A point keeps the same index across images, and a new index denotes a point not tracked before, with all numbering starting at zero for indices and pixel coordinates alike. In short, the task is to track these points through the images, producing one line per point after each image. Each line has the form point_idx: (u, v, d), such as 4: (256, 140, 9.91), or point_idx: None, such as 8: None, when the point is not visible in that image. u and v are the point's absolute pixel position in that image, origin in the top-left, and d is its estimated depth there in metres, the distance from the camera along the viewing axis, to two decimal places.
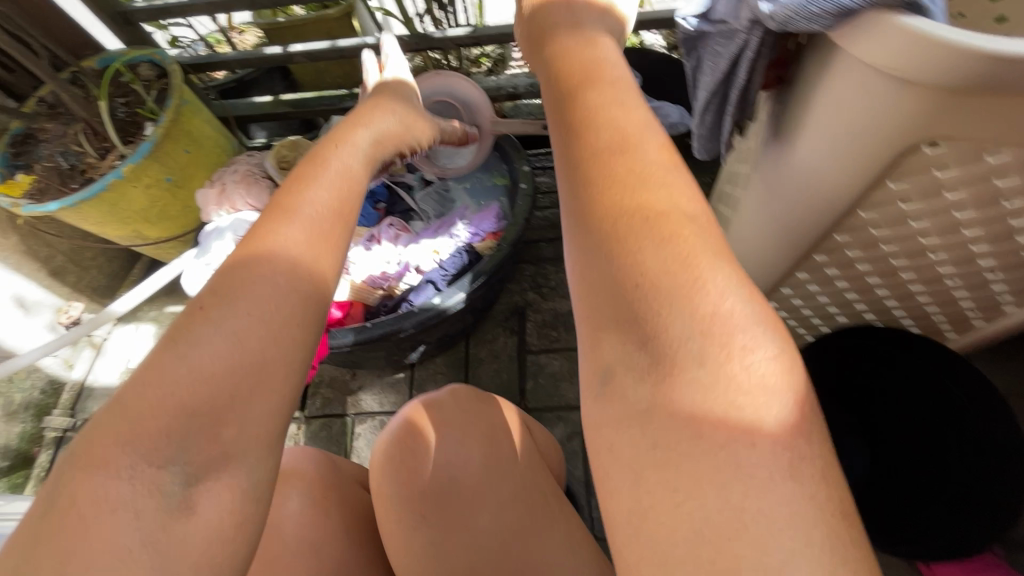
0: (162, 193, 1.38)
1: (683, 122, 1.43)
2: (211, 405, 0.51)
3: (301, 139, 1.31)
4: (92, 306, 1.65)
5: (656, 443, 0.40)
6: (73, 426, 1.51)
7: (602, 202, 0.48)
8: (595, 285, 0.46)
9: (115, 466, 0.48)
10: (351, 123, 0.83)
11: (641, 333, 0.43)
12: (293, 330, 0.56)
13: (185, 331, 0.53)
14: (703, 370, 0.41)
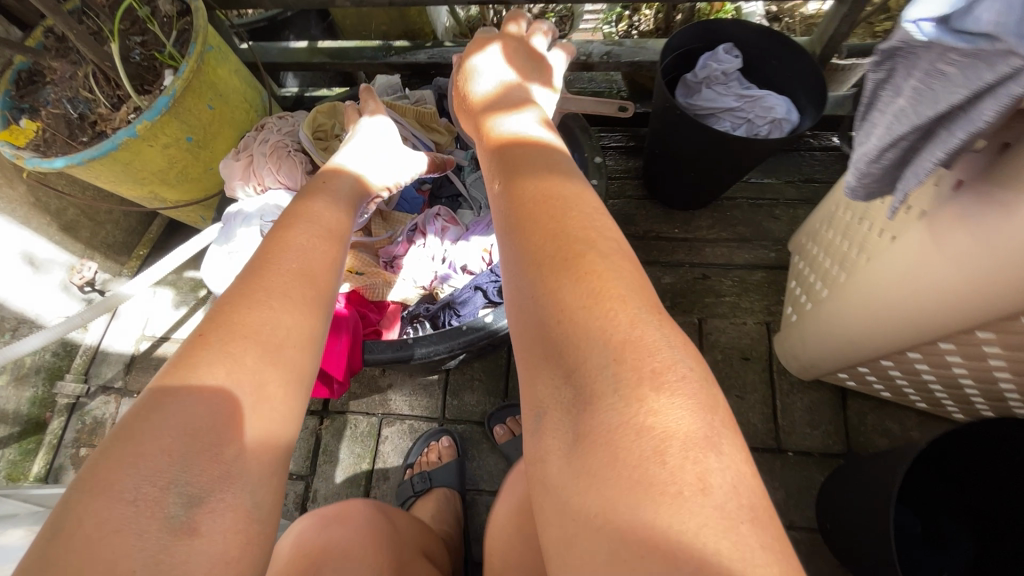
0: (182, 153, 1.21)
1: (787, 119, 1.21)
2: (217, 424, 0.46)
3: (341, 105, 1.16)
4: (107, 265, 1.54)
5: (585, 469, 0.42)
6: (86, 393, 1.44)
7: (534, 248, 0.53)
8: (529, 326, 0.51)
9: (128, 474, 0.42)
10: (320, 184, 0.79)
11: (566, 367, 0.46)
12: (293, 350, 0.53)
13: (192, 358, 0.49)
14: (621, 396, 0.42)
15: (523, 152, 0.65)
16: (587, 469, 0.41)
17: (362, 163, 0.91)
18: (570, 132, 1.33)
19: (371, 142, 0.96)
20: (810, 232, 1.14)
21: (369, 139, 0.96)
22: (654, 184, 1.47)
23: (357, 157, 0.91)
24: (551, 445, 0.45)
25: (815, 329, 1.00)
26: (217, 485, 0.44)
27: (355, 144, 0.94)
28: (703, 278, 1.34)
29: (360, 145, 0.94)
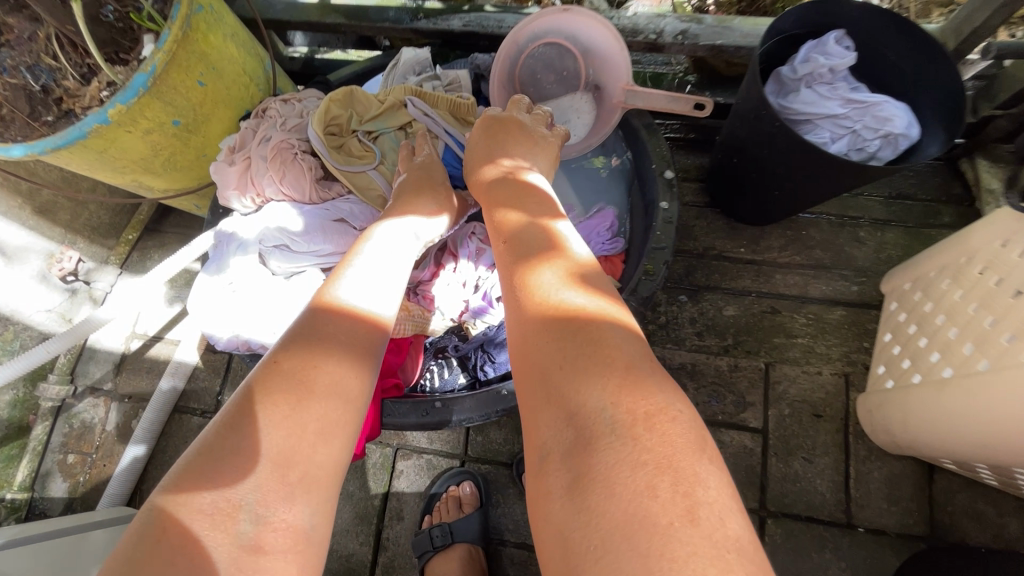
0: (168, 139, 1.01)
1: (906, 134, 0.99)
2: (282, 446, 0.49)
3: (357, 89, 0.95)
4: (93, 249, 1.36)
5: (588, 492, 0.47)
6: (73, 394, 1.31)
7: (542, 314, 0.60)
8: (534, 382, 0.57)
9: (210, 487, 0.46)
10: (317, 329, 0.59)
11: (569, 414, 0.53)
12: (350, 386, 0.56)
13: (259, 387, 0.53)
14: (615, 437, 0.49)
15: (582, 346, 0.56)
16: (584, 497, 0.47)
17: (374, 293, 0.66)
18: (635, 133, 1.08)
19: (384, 254, 0.71)
20: (919, 279, 0.95)
21: (380, 250, 0.72)
22: (721, 195, 1.24)
23: (366, 284, 0.66)
24: (553, 482, 0.50)
25: (935, 406, 0.80)
26: (282, 502, 0.47)
27: (364, 260, 0.69)
28: (772, 312, 1.16)
29: (370, 262, 0.69)
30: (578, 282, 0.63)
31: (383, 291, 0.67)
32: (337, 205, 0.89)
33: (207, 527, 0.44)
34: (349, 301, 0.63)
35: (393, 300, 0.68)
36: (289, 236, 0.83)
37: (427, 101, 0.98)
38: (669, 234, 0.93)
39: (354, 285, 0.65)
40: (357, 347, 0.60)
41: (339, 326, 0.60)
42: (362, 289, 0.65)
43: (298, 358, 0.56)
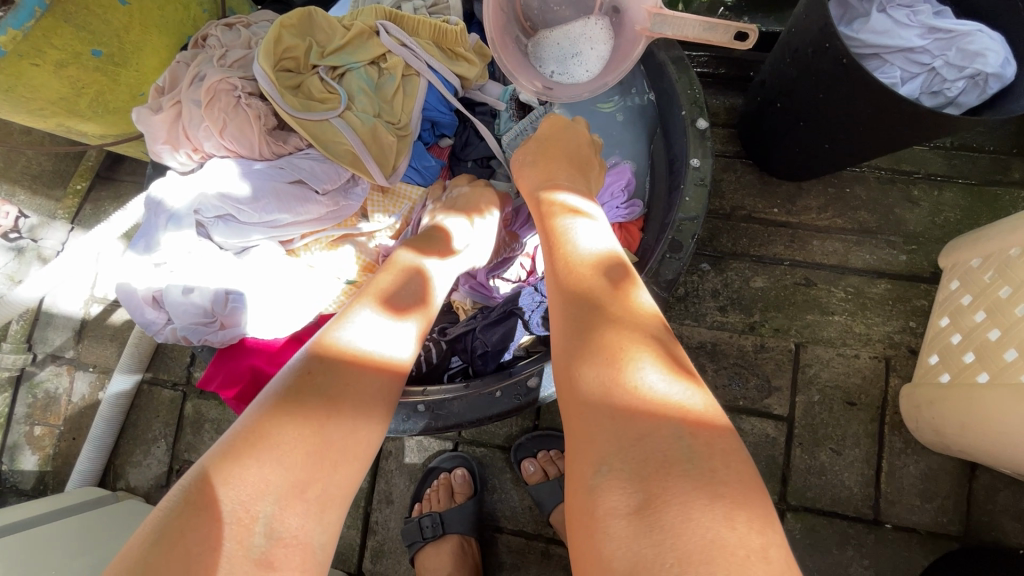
0: (89, 74, 0.82)
1: (999, 75, 0.79)
2: (303, 470, 0.44)
3: (318, 12, 0.77)
4: (36, 202, 1.21)
5: (646, 498, 0.40)
6: (34, 362, 1.20)
7: (603, 333, 0.51)
8: (595, 408, 0.47)
9: (229, 489, 0.42)
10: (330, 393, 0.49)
11: (639, 444, 0.43)
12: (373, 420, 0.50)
13: (288, 402, 0.47)
14: (693, 465, 0.41)
15: (640, 365, 0.48)
16: (654, 517, 0.39)
17: (373, 329, 0.54)
18: (661, 70, 0.88)
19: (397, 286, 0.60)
20: (991, 255, 0.80)
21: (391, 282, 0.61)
22: (758, 143, 1.04)
23: (367, 320, 0.55)
24: (612, 505, 0.41)
25: (1010, 413, 0.68)
26: (296, 519, 0.43)
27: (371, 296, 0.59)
28: (806, 284, 1.02)
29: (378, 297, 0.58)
30: (632, 346, 0.49)
31: (389, 326, 0.55)
32: (294, 161, 0.74)
33: (221, 532, 0.40)
34: (347, 341, 0.53)
35: (405, 335, 0.56)
36: (232, 205, 0.70)
37: (405, 27, 0.80)
38: (699, 199, 0.78)
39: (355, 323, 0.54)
40: (381, 413, 0.51)
41: (364, 390, 0.51)
42: (360, 325, 0.54)
43: (320, 394, 0.48)
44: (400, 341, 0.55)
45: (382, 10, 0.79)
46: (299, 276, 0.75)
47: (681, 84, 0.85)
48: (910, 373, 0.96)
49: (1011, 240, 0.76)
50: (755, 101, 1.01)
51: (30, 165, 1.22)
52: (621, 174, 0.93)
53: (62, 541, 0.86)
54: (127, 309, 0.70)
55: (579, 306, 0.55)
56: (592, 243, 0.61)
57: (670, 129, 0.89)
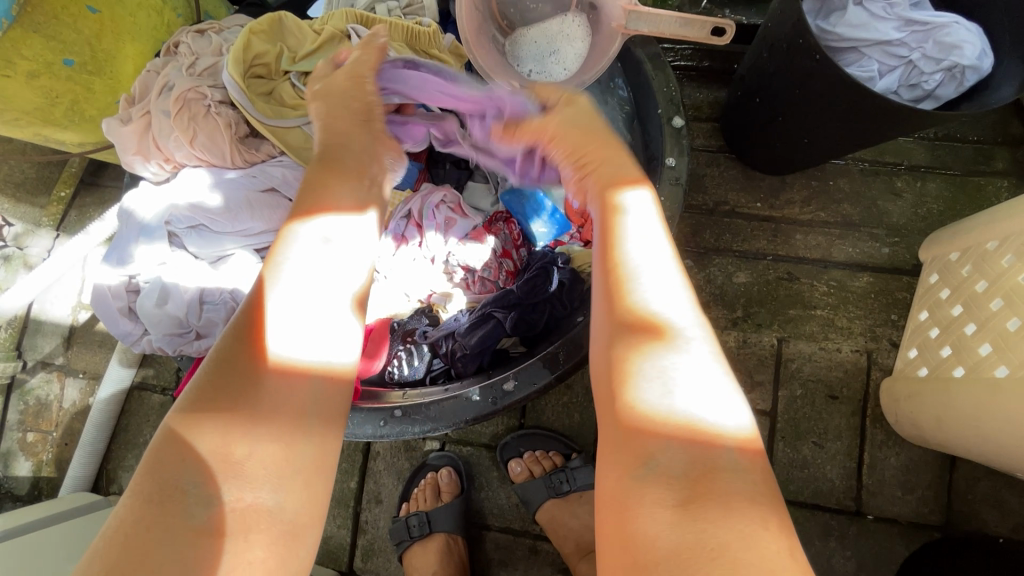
0: (63, 84, 0.82)
1: (976, 67, 0.79)
2: (229, 438, 0.44)
3: (290, 19, 0.78)
4: (21, 211, 1.22)
5: (691, 495, 0.41)
6: (24, 369, 1.21)
7: (659, 328, 0.48)
8: (647, 409, 0.44)
9: (165, 462, 0.43)
10: (252, 391, 0.46)
11: (692, 454, 0.42)
12: (299, 375, 0.48)
13: (213, 377, 0.46)
14: (740, 472, 0.41)
15: (693, 368, 0.46)
16: (700, 512, 0.40)
17: (317, 337, 0.49)
18: (637, 67, 0.87)
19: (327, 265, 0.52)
20: (969, 249, 0.80)
21: (321, 259, 0.52)
22: (739, 138, 1.04)
23: (302, 325, 0.49)
24: (654, 500, 0.41)
25: (983, 408, 0.69)
26: (233, 487, 0.43)
27: (292, 279, 0.50)
28: (788, 278, 1.02)
29: (303, 282, 0.50)
30: (683, 362, 0.46)
31: (336, 330, 0.51)
32: (266, 170, 0.74)
33: (161, 504, 0.41)
34: (286, 355, 0.48)
35: (346, 349, 0.52)
36: (204, 216, 0.70)
37: (378, 31, 0.81)
38: (675, 200, 0.78)
39: (283, 329, 0.48)
40: (310, 382, 0.48)
41: (296, 391, 0.47)
42: (295, 335, 0.48)
43: (240, 370, 0.46)
44: (353, 343, 0.52)
45: (353, 14, 0.80)
46: None
47: (657, 80, 0.85)
48: (892, 367, 0.96)
49: (988, 233, 0.76)
50: (735, 97, 1.01)
51: (14, 174, 1.22)
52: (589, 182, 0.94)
53: (52, 546, 0.87)
54: (100, 320, 0.70)
55: (629, 312, 0.49)
56: (642, 236, 0.53)
57: (646, 128, 0.88)
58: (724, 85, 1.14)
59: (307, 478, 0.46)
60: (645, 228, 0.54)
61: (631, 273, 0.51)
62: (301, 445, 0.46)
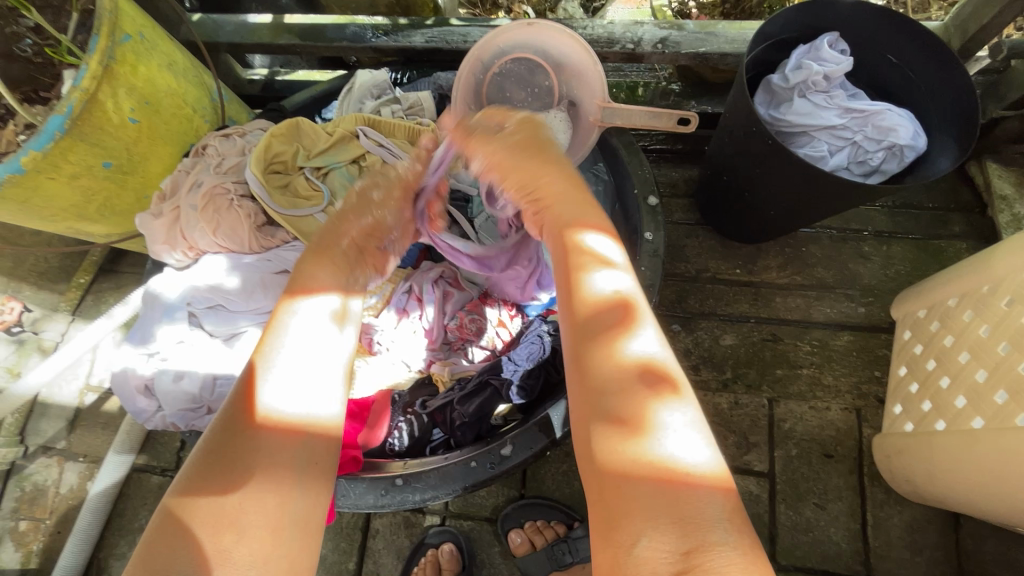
0: (99, 184, 0.92)
1: (912, 146, 0.90)
2: (214, 525, 0.49)
3: (304, 121, 0.88)
4: (40, 296, 1.28)
5: (675, 560, 0.44)
6: (23, 455, 1.21)
7: (628, 389, 0.52)
8: (620, 483, 0.48)
9: (160, 552, 0.48)
10: (240, 453, 0.52)
11: (679, 533, 0.45)
12: (280, 455, 0.53)
13: (201, 465, 0.52)
14: (730, 544, 0.44)
15: (654, 434, 0.49)
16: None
17: (310, 395, 0.57)
18: (614, 153, 0.98)
19: (328, 337, 0.61)
20: (935, 306, 0.86)
21: (321, 327, 0.62)
22: (713, 210, 1.12)
23: (300, 383, 0.57)
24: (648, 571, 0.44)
25: (963, 460, 0.72)
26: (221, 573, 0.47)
27: (290, 346, 0.58)
28: (773, 340, 1.07)
29: (300, 349, 0.59)
30: (650, 420, 0.50)
31: (324, 391, 0.58)
32: (281, 255, 0.82)
33: None
34: (283, 412, 0.54)
35: (330, 392, 0.59)
36: (222, 296, 0.76)
37: (382, 129, 0.91)
38: (654, 269, 0.85)
39: (284, 387, 0.56)
40: (294, 462, 0.53)
41: (283, 451, 0.53)
42: (294, 393, 0.56)
43: (229, 455, 0.52)
44: (335, 400, 0.59)
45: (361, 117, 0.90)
46: None
47: (634, 164, 0.95)
48: (881, 423, 0.99)
49: (950, 290, 0.82)
50: (704, 175, 1.12)
51: (37, 263, 1.30)
52: None
53: None
54: (116, 396, 0.74)
55: (615, 352, 0.54)
56: (613, 276, 0.59)
57: (624, 204, 0.98)
58: (695, 164, 1.25)
59: (291, 555, 0.50)
60: (614, 279, 0.59)
61: (625, 334, 0.55)
62: (292, 503, 0.52)
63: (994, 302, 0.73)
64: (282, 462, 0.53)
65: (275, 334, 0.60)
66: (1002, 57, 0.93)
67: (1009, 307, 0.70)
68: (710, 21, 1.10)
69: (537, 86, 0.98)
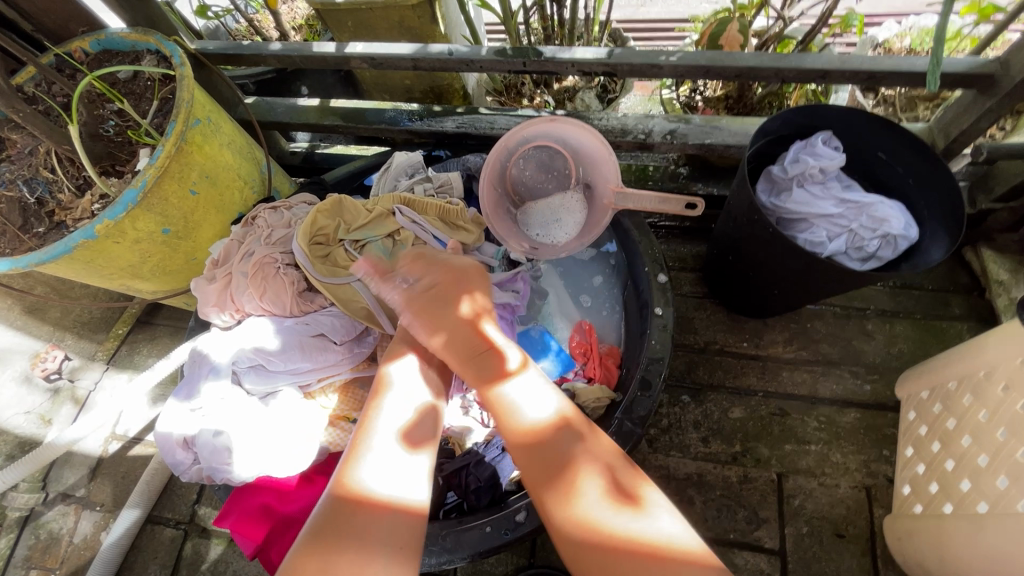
0: (157, 247, 1.01)
1: (905, 236, 0.97)
2: None
3: (346, 199, 0.98)
4: (80, 345, 1.35)
5: None
6: (43, 502, 1.23)
7: (587, 534, 0.64)
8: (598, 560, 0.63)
9: None
10: (341, 529, 0.60)
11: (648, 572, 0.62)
12: (373, 529, 0.60)
13: (311, 543, 0.60)
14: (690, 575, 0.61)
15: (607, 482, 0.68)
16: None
17: (399, 476, 0.65)
18: (626, 233, 1.06)
19: (409, 421, 0.71)
20: (937, 388, 0.89)
21: (400, 417, 0.71)
22: (720, 286, 1.18)
23: (387, 467, 0.65)
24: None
25: (972, 545, 0.73)
26: None
27: (377, 432, 0.69)
28: (780, 414, 1.10)
29: (385, 434, 0.68)
30: (640, 498, 0.67)
31: (411, 470, 0.66)
32: (317, 319, 0.91)
33: None
34: (375, 490, 0.63)
35: (415, 474, 0.66)
36: (263, 357, 0.85)
37: (415, 207, 1.02)
38: (664, 342, 0.91)
39: (375, 468, 0.65)
40: (383, 538, 0.60)
41: (374, 526, 0.61)
42: (384, 474, 0.64)
43: (334, 535, 0.60)
44: (420, 480, 0.66)
45: (397, 197, 1.01)
46: (312, 416, 0.89)
47: (645, 243, 1.03)
48: (891, 503, 1.00)
49: (948, 373, 0.86)
50: (711, 253, 1.19)
51: (80, 314, 1.38)
52: (580, 326, 1.09)
53: None
54: (157, 446, 0.81)
55: (562, 470, 0.69)
56: (545, 402, 0.74)
57: (635, 280, 1.04)
58: (702, 241, 1.32)
59: None
60: (542, 402, 0.74)
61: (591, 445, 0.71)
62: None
63: (991, 386, 0.76)
64: (375, 539, 0.60)
65: (367, 421, 0.71)
66: (983, 158, 1.01)
67: (1007, 393, 0.74)
68: (714, 115, 1.22)
69: (556, 170, 1.10)
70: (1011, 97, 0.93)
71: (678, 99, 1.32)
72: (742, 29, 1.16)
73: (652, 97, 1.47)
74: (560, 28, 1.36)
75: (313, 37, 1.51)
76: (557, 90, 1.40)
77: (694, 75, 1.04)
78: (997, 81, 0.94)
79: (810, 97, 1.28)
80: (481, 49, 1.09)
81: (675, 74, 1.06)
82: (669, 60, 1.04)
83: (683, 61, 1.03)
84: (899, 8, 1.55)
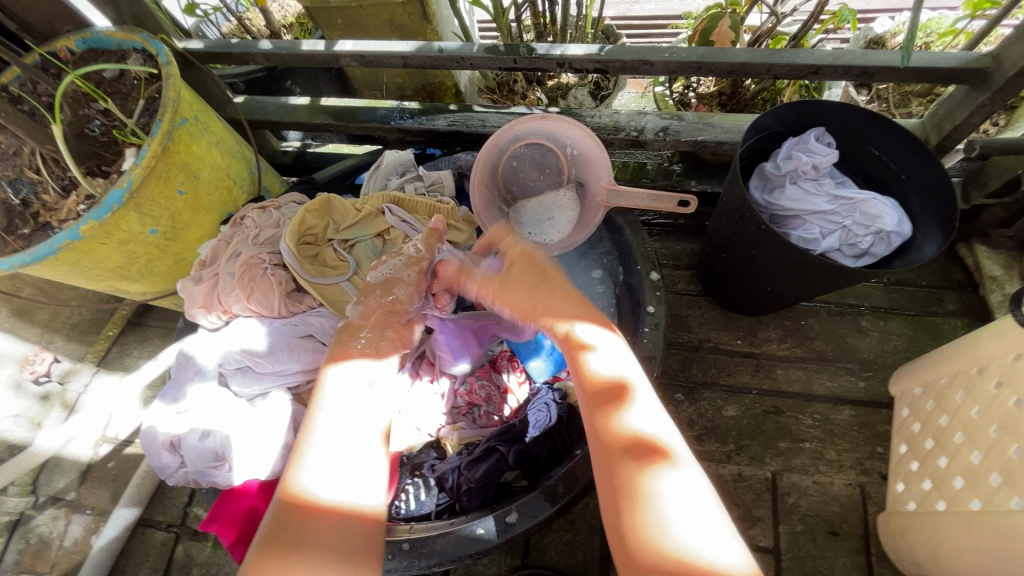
0: (145, 248, 1.00)
1: (898, 232, 0.97)
2: None
3: (335, 198, 0.98)
4: (70, 347, 1.34)
5: None
6: (34, 505, 1.22)
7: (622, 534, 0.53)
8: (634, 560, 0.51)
9: None
10: (291, 538, 0.56)
11: None
12: (324, 526, 0.57)
13: (260, 546, 0.56)
14: None
15: (611, 457, 0.58)
16: None
17: (353, 477, 0.62)
18: (619, 231, 1.05)
19: (370, 420, 0.69)
20: (930, 385, 0.89)
21: (359, 415, 0.69)
22: (714, 283, 1.18)
23: (342, 467, 0.62)
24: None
25: (965, 543, 0.72)
26: None
27: (327, 427, 0.66)
28: (774, 412, 1.09)
29: (336, 431, 0.65)
30: (648, 488, 0.54)
31: (370, 470, 0.64)
32: (307, 320, 0.91)
33: None
34: (323, 495, 0.59)
35: (378, 478, 0.64)
36: (251, 358, 0.85)
37: (405, 206, 1.02)
38: (656, 341, 0.91)
39: (323, 471, 0.61)
40: (336, 543, 0.57)
41: (325, 534, 0.57)
42: (336, 477, 0.61)
43: (283, 546, 0.56)
44: (379, 485, 0.64)
45: (387, 194, 1.01)
46: (300, 418, 0.88)
47: (638, 241, 1.02)
48: (885, 501, 0.99)
49: (941, 370, 0.86)
50: (704, 249, 1.18)
51: (70, 316, 1.37)
52: None
53: None
54: (142, 447, 0.81)
55: (600, 444, 0.59)
56: (602, 368, 0.66)
57: (628, 278, 1.03)
58: (697, 238, 1.31)
59: None
60: (598, 363, 0.67)
61: (625, 402, 0.62)
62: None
63: (983, 382, 0.76)
64: (329, 546, 0.56)
65: (314, 418, 0.68)
66: (976, 153, 1.00)
67: (1001, 388, 0.73)
68: (707, 112, 1.21)
69: (550, 166, 1.09)
70: (1004, 92, 0.92)
71: (671, 94, 1.31)
72: (735, 25, 1.15)
73: (646, 94, 1.46)
74: (551, 26, 1.35)
75: (304, 36, 1.50)
76: (551, 88, 1.40)
77: (686, 70, 1.03)
78: (990, 76, 0.93)
79: (803, 93, 1.28)
80: (471, 46, 1.08)
81: (667, 71, 1.05)
82: (660, 57, 1.03)
83: (676, 58, 1.02)
84: (892, 3, 1.55)
